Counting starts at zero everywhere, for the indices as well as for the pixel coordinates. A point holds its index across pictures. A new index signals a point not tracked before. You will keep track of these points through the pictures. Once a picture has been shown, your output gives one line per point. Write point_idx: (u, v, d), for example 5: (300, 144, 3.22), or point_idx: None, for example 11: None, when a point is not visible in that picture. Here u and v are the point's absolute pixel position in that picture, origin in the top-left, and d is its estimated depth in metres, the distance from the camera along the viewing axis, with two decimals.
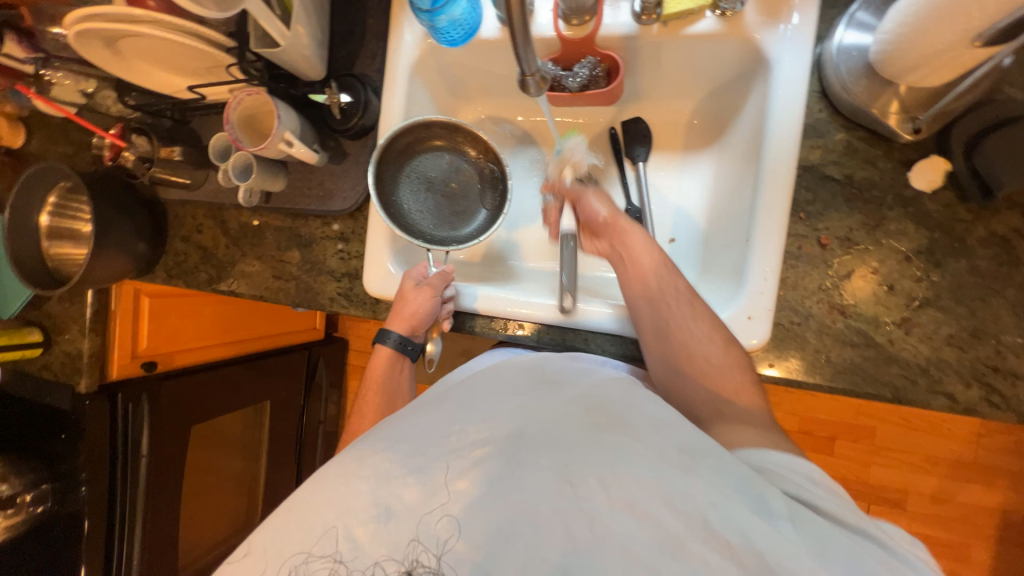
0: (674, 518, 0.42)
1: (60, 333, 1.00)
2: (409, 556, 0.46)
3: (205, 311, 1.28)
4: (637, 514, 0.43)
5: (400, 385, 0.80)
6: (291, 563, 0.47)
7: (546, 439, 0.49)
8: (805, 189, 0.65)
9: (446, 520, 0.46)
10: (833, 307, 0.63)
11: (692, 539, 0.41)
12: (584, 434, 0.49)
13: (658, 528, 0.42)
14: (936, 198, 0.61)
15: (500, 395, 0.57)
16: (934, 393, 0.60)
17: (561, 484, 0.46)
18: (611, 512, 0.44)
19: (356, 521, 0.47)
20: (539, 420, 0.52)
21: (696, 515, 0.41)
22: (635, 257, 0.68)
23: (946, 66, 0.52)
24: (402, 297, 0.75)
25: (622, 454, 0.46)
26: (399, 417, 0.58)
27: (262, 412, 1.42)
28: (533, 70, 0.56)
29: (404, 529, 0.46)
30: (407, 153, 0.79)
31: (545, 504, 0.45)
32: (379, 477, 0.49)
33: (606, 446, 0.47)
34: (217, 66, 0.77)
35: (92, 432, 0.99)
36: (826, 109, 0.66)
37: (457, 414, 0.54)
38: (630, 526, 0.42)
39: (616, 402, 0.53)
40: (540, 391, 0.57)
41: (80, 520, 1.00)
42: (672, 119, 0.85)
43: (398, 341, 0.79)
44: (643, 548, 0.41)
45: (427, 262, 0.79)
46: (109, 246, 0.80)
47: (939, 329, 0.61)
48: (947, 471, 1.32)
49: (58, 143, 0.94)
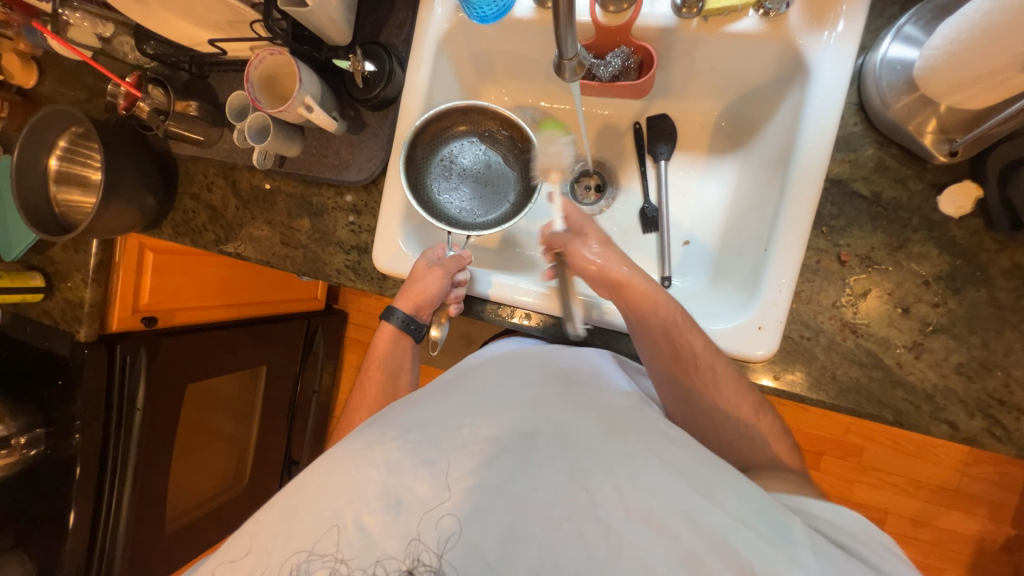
0: (692, 535, 0.44)
1: (62, 281, 0.99)
2: (411, 554, 0.46)
3: (209, 271, 1.27)
4: (655, 527, 0.44)
5: (403, 364, 0.79)
6: (292, 562, 0.47)
7: (563, 443, 0.50)
8: (831, 204, 0.64)
9: (449, 519, 0.47)
10: (845, 325, 0.63)
11: (708, 556, 0.43)
12: (601, 442, 0.50)
13: (674, 542, 0.44)
14: (963, 225, 0.60)
15: (512, 390, 0.57)
16: (936, 420, 0.60)
17: (576, 489, 0.47)
18: (627, 522, 0.45)
19: (366, 509, 0.48)
20: (554, 421, 0.52)
21: (713, 533, 0.44)
22: (637, 299, 0.63)
23: (992, 90, 0.50)
24: (414, 275, 0.74)
25: (638, 467, 0.48)
26: (412, 405, 0.58)
27: (257, 377, 1.43)
28: (571, 54, 0.54)
29: (410, 524, 0.47)
30: (440, 137, 0.78)
31: (560, 507, 0.46)
32: (390, 467, 0.50)
33: (622, 457, 0.49)
34: (240, 21, 0.74)
35: (90, 381, 0.99)
36: (861, 123, 0.65)
37: (470, 407, 0.55)
38: (647, 539, 0.44)
39: (625, 415, 0.55)
40: (556, 390, 0.57)
41: (72, 466, 1.00)
42: (699, 119, 0.83)
43: (403, 320, 0.78)
44: (659, 561, 0.43)
45: (447, 245, 0.78)
46: (118, 197, 0.79)
47: (949, 357, 0.60)
48: (930, 496, 1.33)
49: (72, 86, 0.92)
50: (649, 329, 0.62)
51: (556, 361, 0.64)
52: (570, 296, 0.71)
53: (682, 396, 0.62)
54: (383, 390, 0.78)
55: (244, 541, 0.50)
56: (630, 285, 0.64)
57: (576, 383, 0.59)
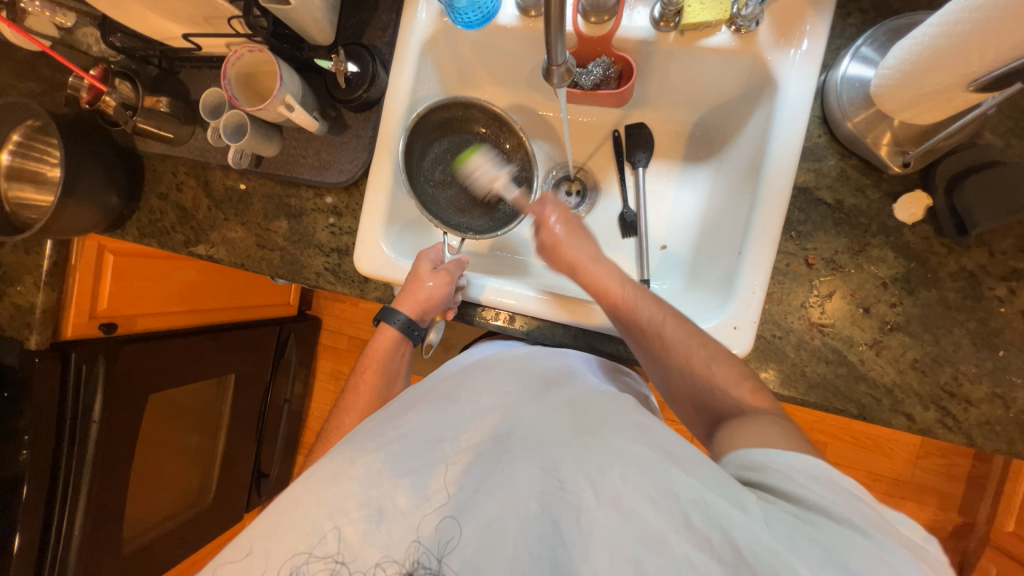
0: (659, 515, 0.42)
1: (10, 285, 0.92)
2: (410, 556, 0.46)
3: (176, 275, 1.21)
4: (623, 509, 0.43)
5: (398, 369, 0.80)
6: (292, 562, 0.47)
7: (534, 441, 0.50)
8: (798, 210, 0.68)
9: (446, 521, 0.47)
10: (812, 324, 0.66)
11: (674, 535, 0.41)
12: (571, 437, 0.50)
13: (640, 523, 0.42)
14: (915, 231, 0.65)
15: (489, 394, 0.58)
16: (895, 413, 0.64)
17: (550, 481, 0.47)
18: (597, 507, 0.44)
19: (346, 520, 0.47)
20: (527, 422, 0.53)
21: (679, 512, 0.41)
22: (589, 275, 0.70)
23: (941, 106, 0.55)
24: (419, 277, 0.73)
25: (605, 455, 0.47)
26: (392, 413, 0.58)
27: (225, 386, 1.36)
28: (560, 61, 0.57)
29: (397, 530, 0.47)
30: (442, 129, 0.77)
31: (535, 501, 0.46)
32: (369, 478, 0.49)
33: (589, 448, 0.48)
34: (217, 16, 0.72)
35: (39, 392, 0.92)
36: (825, 135, 0.69)
37: (448, 414, 0.55)
38: (614, 522, 0.43)
39: (597, 410, 0.54)
40: (531, 393, 0.58)
41: (18, 485, 0.93)
42: (674, 128, 0.86)
43: (405, 324, 0.76)
44: (627, 543, 0.42)
45: (444, 247, 0.78)
46: (78, 195, 0.74)
47: (906, 353, 0.65)
48: (885, 488, 1.42)
49: (25, 78, 0.87)
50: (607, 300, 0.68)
51: (534, 365, 0.64)
52: (561, 302, 0.72)
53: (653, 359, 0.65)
54: (377, 391, 0.78)
55: (245, 544, 0.50)
56: (584, 260, 0.71)
57: (555, 387, 0.59)
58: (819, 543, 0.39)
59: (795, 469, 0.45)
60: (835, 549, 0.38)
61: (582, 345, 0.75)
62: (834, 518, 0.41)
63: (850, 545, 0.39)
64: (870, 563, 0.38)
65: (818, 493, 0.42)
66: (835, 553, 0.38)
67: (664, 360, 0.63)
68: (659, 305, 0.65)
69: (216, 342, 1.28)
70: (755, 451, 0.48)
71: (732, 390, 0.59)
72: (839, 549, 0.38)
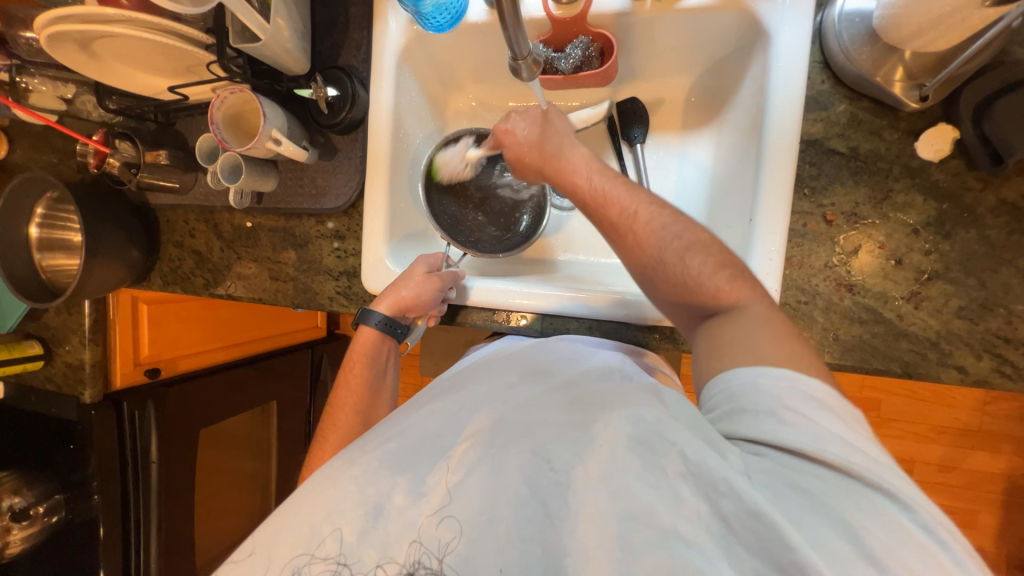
0: (648, 489, 0.41)
1: (60, 345, 0.99)
2: (410, 557, 0.44)
3: (206, 314, 1.25)
4: (611, 485, 0.42)
5: (386, 365, 0.80)
6: (294, 563, 0.46)
7: (523, 423, 0.49)
8: (809, 164, 0.64)
9: (447, 521, 0.45)
10: (840, 284, 0.62)
11: (662, 508, 0.40)
12: (561, 414, 0.49)
13: (630, 498, 0.41)
14: (944, 168, 0.60)
15: (489, 385, 0.57)
16: (944, 366, 0.60)
17: (538, 463, 0.45)
18: (586, 484, 0.43)
19: (343, 521, 0.46)
20: (520, 407, 0.51)
21: (668, 485, 0.40)
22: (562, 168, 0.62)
23: (955, 29, 0.49)
24: (409, 278, 0.74)
25: (596, 432, 0.45)
26: (394, 417, 0.57)
27: (268, 412, 1.42)
28: (524, 52, 0.56)
29: (394, 530, 0.45)
30: (458, 157, 0.82)
31: (524, 484, 0.45)
32: (366, 477, 0.48)
33: (578, 426, 0.47)
34: (199, 64, 0.74)
35: (100, 441, 1.00)
36: (829, 80, 0.64)
37: (451, 409, 0.54)
38: (603, 497, 0.42)
39: (596, 389, 0.52)
40: (530, 380, 0.56)
41: (95, 528, 1.01)
42: (669, 97, 0.82)
43: (386, 324, 0.76)
44: (615, 519, 0.41)
45: (443, 256, 0.79)
46: (102, 254, 0.79)
47: (949, 302, 0.60)
48: (953, 439, 1.32)
49: (43, 152, 0.92)
50: (579, 198, 0.60)
51: (540, 353, 0.63)
52: (566, 295, 0.71)
53: (634, 265, 0.57)
54: (368, 384, 0.78)
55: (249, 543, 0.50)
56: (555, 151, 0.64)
57: (552, 369, 0.58)
58: (804, 492, 0.39)
59: (772, 408, 0.42)
60: (819, 496, 0.38)
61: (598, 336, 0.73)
62: (818, 462, 0.40)
63: (833, 491, 0.38)
64: (857, 505, 0.38)
65: (800, 432, 0.40)
66: (824, 498, 0.38)
67: (639, 254, 0.56)
68: (644, 198, 0.57)
69: (254, 372, 1.33)
70: (731, 381, 0.46)
71: (708, 280, 0.52)
72: (826, 495, 0.38)
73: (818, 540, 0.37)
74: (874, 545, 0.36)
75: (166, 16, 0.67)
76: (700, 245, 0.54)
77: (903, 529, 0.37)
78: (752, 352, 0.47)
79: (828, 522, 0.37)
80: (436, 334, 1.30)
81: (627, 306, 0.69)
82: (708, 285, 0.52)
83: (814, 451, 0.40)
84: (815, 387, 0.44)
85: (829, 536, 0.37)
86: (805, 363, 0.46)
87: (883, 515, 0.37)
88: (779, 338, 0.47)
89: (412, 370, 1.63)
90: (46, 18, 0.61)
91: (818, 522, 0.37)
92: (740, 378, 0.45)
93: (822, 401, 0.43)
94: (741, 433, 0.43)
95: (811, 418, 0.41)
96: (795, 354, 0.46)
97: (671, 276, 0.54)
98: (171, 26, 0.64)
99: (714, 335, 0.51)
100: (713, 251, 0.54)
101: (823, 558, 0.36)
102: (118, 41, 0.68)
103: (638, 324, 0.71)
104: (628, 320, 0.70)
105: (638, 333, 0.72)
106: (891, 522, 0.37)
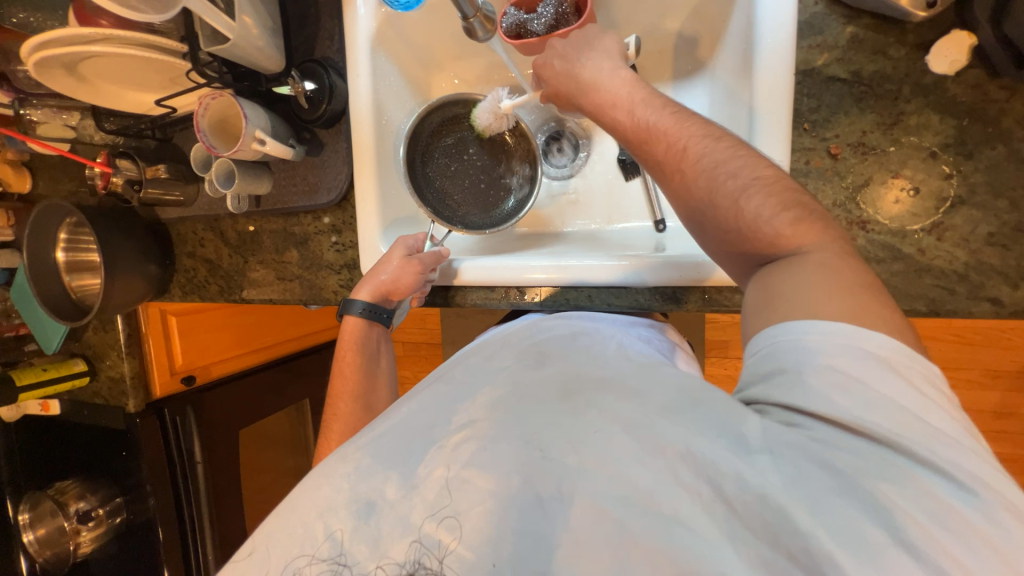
0: (644, 473, 0.39)
1: (101, 360, 1.05)
2: (411, 557, 0.42)
3: (233, 321, 1.26)
4: (609, 471, 0.40)
5: (379, 348, 0.79)
6: (292, 565, 0.44)
7: (518, 411, 0.46)
8: (808, 96, 0.59)
9: (446, 520, 0.42)
10: (852, 222, 0.58)
11: (660, 492, 0.38)
12: (557, 400, 0.46)
13: (626, 482, 0.39)
14: (961, 80, 0.54)
15: (483, 375, 0.55)
16: (975, 300, 0.55)
17: (532, 454, 0.43)
18: (581, 472, 0.41)
19: (336, 519, 0.44)
20: (516, 390, 0.49)
21: (668, 469, 0.38)
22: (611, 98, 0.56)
23: None
24: (387, 262, 0.74)
25: (593, 415, 0.43)
26: (385, 414, 0.54)
27: (302, 410, 1.47)
28: (473, 9, 0.59)
29: (386, 524, 0.43)
30: (436, 132, 0.80)
31: (517, 475, 0.42)
32: (360, 472, 0.46)
33: (574, 412, 0.44)
34: (181, 74, 0.75)
35: (147, 446, 1.06)
36: (823, 0, 0.58)
37: (443, 401, 0.52)
38: (602, 484, 0.40)
39: (592, 372, 0.50)
40: (527, 368, 0.54)
41: (154, 527, 1.09)
42: (656, 47, 0.77)
43: (366, 309, 0.76)
44: (612, 504, 0.39)
45: (426, 238, 0.78)
46: (121, 270, 0.83)
47: (976, 228, 0.54)
48: (1009, 383, 1.23)
49: (62, 179, 0.97)
50: (619, 133, 0.55)
51: (538, 337, 0.61)
52: (571, 264, 0.70)
53: (685, 209, 0.50)
54: (361, 369, 0.77)
55: (249, 542, 0.47)
56: (596, 91, 0.57)
57: (551, 354, 0.56)
58: (831, 470, 0.35)
59: (814, 368, 0.38)
60: (847, 473, 0.34)
61: (600, 304, 0.72)
62: (844, 429, 0.36)
63: (861, 465, 0.34)
64: (884, 474, 0.34)
65: (842, 399, 0.36)
66: (851, 475, 0.34)
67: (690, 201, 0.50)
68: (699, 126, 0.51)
69: (285, 372, 1.38)
70: (781, 338, 0.40)
71: (770, 223, 0.44)
72: (860, 473, 0.34)
73: (839, 524, 0.33)
74: (914, 526, 0.32)
75: (142, 31, 0.68)
76: (762, 182, 0.45)
77: (943, 504, 0.33)
78: (805, 303, 0.40)
79: (856, 502, 0.34)
80: (453, 320, 1.30)
81: (630, 272, 0.68)
82: (769, 226, 0.44)
83: (847, 423, 0.35)
84: (876, 342, 0.38)
85: (853, 518, 0.33)
86: (852, 302, 0.39)
87: (925, 493, 0.33)
88: (844, 288, 0.40)
89: (436, 359, 1.66)
90: (30, 46, 0.64)
91: (848, 506, 0.34)
92: (795, 335, 0.39)
93: (882, 359, 0.37)
94: (773, 399, 0.39)
95: (860, 381, 0.36)
96: (862, 308, 0.39)
97: (733, 215, 0.46)
98: (145, 39, 0.66)
99: (765, 287, 0.43)
100: (777, 190, 0.45)
101: (843, 550, 0.33)
102: (101, 62, 0.70)
103: (639, 288, 0.69)
104: (630, 284, 0.68)
105: (641, 298, 0.69)
106: (934, 500, 0.33)
